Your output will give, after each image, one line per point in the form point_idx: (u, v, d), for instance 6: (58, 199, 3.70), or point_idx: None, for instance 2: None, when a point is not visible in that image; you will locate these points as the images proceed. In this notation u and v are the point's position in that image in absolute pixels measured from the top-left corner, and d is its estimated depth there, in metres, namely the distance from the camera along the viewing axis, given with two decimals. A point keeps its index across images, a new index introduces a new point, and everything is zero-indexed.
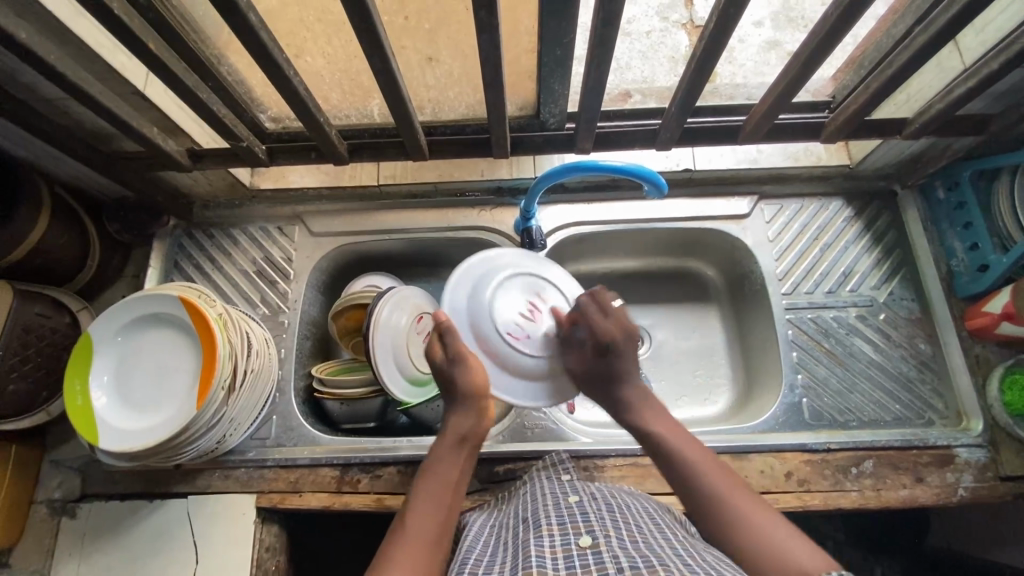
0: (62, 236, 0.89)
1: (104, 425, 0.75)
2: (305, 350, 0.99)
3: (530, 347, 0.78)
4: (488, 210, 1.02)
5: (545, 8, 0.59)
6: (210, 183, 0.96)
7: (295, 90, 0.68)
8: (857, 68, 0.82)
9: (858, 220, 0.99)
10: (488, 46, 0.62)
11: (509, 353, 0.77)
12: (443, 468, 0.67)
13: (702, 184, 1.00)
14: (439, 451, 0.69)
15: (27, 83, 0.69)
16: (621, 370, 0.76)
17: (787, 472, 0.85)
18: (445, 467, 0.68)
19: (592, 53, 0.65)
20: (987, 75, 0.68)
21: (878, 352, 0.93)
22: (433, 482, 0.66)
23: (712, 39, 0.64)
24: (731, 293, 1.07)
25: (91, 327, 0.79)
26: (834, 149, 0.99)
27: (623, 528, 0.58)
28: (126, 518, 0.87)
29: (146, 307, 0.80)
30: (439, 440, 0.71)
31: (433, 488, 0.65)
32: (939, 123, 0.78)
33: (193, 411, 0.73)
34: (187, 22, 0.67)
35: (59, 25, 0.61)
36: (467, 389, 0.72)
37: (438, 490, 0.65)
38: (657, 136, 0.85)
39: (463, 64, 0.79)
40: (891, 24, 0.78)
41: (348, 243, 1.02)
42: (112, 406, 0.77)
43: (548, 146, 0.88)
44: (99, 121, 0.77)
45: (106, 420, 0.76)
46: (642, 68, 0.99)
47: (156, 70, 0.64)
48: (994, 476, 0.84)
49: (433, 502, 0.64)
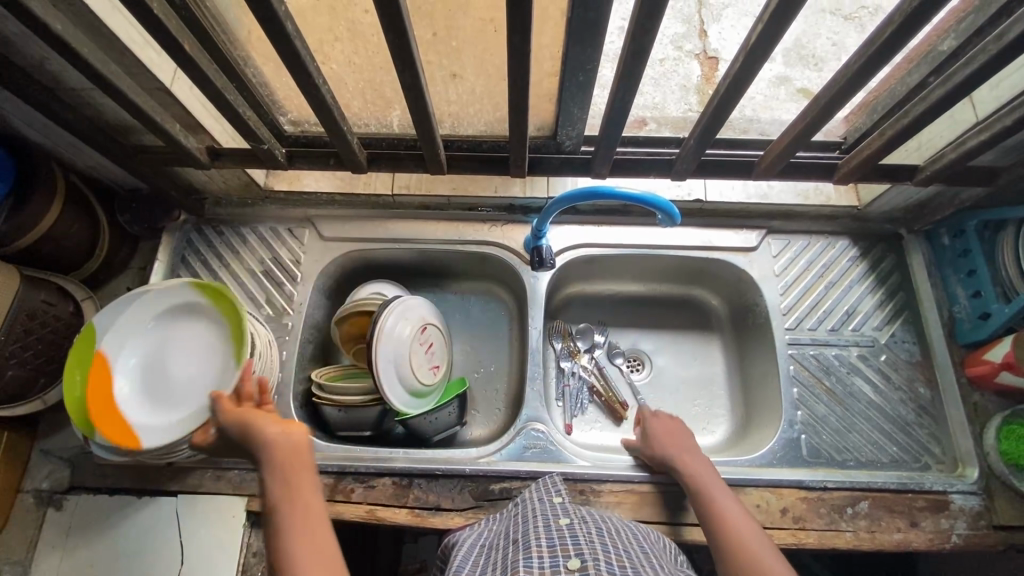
0: (73, 223, 0.88)
1: (119, 413, 0.75)
2: (306, 354, 0.99)
3: (426, 352, 0.96)
4: (498, 226, 1.03)
5: (571, 36, 0.60)
6: (225, 181, 0.97)
7: (323, 98, 0.69)
8: (869, 112, 0.84)
9: (863, 260, 1.01)
10: (516, 68, 0.63)
11: (423, 355, 0.95)
12: (302, 490, 0.62)
13: (712, 215, 1.01)
14: (285, 481, 0.62)
15: (56, 72, 0.70)
16: (677, 439, 0.85)
17: (782, 507, 0.85)
18: (288, 477, 0.63)
19: (616, 83, 0.66)
20: (1000, 129, 0.69)
21: (877, 393, 0.93)
22: (288, 501, 0.61)
23: (734, 80, 0.65)
24: (734, 324, 1.08)
25: (116, 304, 0.79)
26: (844, 190, 1.01)
27: (612, 553, 0.58)
28: (114, 515, 0.86)
29: (184, 305, 0.82)
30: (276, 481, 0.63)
31: (306, 521, 0.59)
32: (951, 172, 0.79)
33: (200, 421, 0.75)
34: (219, 24, 0.68)
35: (95, 19, 0.62)
36: (273, 435, 0.65)
37: (303, 521, 0.59)
38: (673, 166, 0.86)
39: (486, 83, 0.81)
40: (905, 72, 0.80)
41: (358, 250, 1.02)
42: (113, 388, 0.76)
43: (564, 168, 0.89)
44: (122, 113, 0.78)
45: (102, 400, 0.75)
46: (653, 95, 1.02)
47: (186, 69, 0.64)
48: (987, 525, 0.84)
49: (306, 516, 0.59)
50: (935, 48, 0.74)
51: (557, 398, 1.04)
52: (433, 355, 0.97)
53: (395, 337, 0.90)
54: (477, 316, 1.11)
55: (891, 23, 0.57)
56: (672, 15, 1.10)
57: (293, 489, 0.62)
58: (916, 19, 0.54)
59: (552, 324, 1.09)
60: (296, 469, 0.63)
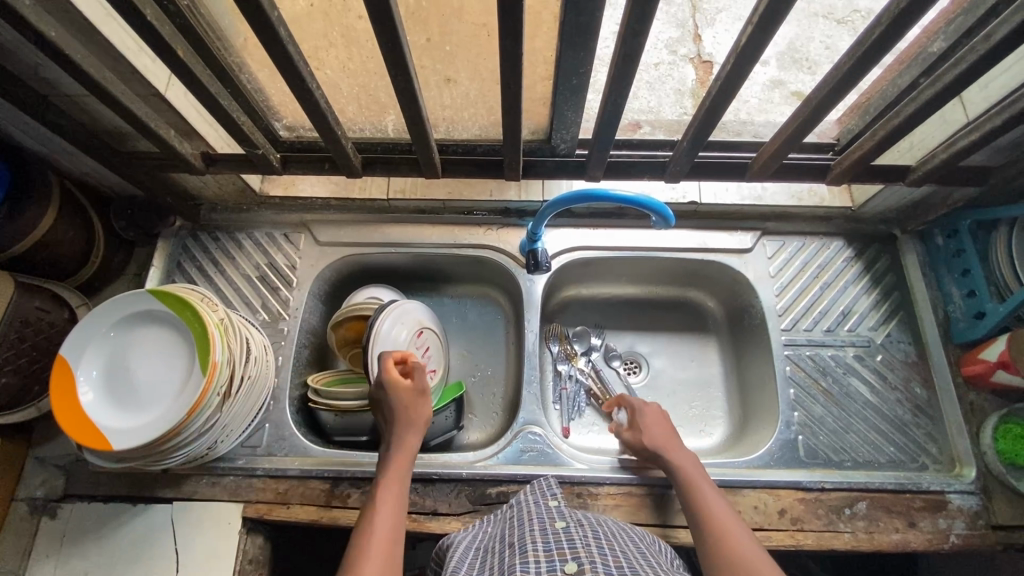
0: (68, 230, 0.88)
1: (84, 414, 0.74)
2: (302, 359, 0.98)
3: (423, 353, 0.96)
4: (494, 230, 1.03)
5: (563, 39, 0.60)
6: (220, 186, 0.97)
7: (317, 103, 0.69)
8: (862, 114, 0.85)
9: (858, 260, 1.01)
10: (508, 71, 0.63)
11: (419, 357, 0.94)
12: (395, 478, 0.74)
13: (706, 217, 1.02)
14: (396, 466, 0.75)
15: (50, 79, 0.70)
16: (663, 434, 0.83)
17: (780, 509, 0.84)
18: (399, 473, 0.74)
19: (608, 86, 0.67)
20: (990, 129, 0.70)
21: (874, 393, 0.94)
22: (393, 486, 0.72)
23: (726, 82, 0.66)
24: (730, 325, 1.08)
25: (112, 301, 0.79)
26: (837, 192, 1.01)
27: (608, 554, 0.58)
28: (108, 523, 0.85)
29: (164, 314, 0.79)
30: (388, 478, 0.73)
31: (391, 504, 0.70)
32: (942, 172, 0.79)
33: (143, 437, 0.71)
34: (212, 29, 0.68)
35: (88, 26, 0.62)
36: (421, 423, 0.80)
37: (389, 505, 0.70)
38: (667, 168, 0.86)
39: (480, 87, 0.81)
40: (896, 74, 0.81)
41: (354, 254, 1.02)
42: (99, 378, 0.77)
43: (559, 171, 0.89)
44: (116, 120, 0.78)
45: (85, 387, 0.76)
46: (649, 99, 1.03)
47: (180, 75, 0.65)
48: (986, 525, 0.84)
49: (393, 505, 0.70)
50: (926, 49, 0.75)
51: (554, 401, 1.04)
52: (428, 359, 0.97)
53: (391, 338, 0.90)
54: (473, 319, 1.11)
55: (879, 25, 0.57)
56: (666, 20, 1.11)
57: (398, 474, 0.74)
58: (904, 20, 0.55)
59: (549, 327, 1.09)
60: (401, 469, 0.75)
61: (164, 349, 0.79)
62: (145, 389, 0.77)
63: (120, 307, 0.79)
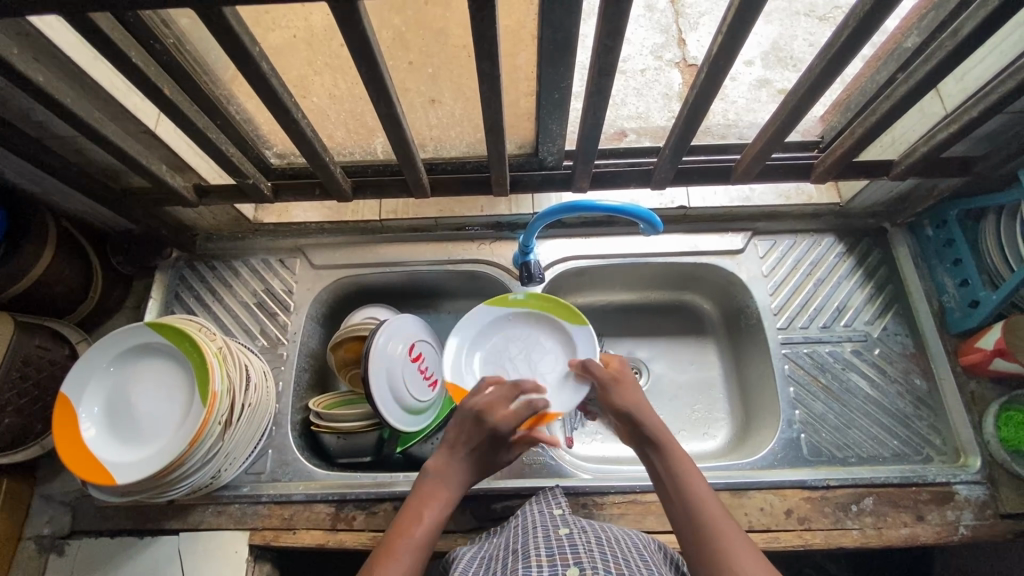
0: (66, 267, 0.90)
1: (87, 449, 0.75)
2: (302, 382, 0.99)
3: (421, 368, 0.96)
4: (487, 243, 1.04)
5: (543, 56, 0.61)
6: (214, 217, 0.99)
7: (303, 131, 0.70)
8: (843, 110, 0.86)
9: (850, 255, 1.01)
10: (489, 92, 0.64)
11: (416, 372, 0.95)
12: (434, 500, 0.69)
13: (696, 220, 1.03)
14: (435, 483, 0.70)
15: (43, 122, 0.72)
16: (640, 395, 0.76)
17: (787, 509, 0.84)
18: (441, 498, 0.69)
19: (588, 99, 0.68)
20: (967, 121, 0.71)
21: (874, 388, 0.94)
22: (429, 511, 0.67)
23: (703, 88, 0.67)
24: (727, 327, 1.08)
25: (114, 333, 0.80)
26: (825, 188, 1.02)
27: (611, 560, 0.58)
28: (114, 557, 0.85)
29: (165, 348, 0.80)
30: (429, 479, 0.71)
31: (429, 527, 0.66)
32: (924, 165, 0.80)
33: (144, 475, 0.71)
34: (200, 64, 0.70)
35: (76, 69, 0.64)
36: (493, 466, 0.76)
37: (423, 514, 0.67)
38: (652, 176, 0.87)
39: (465, 106, 0.82)
40: (873, 71, 0.83)
41: (348, 276, 1.03)
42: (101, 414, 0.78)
43: (545, 184, 0.90)
44: (109, 158, 0.80)
45: (89, 422, 0.77)
46: (637, 105, 1.04)
47: (167, 112, 0.66)
48: (994, 514, 0.83)
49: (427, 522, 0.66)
50: (900, 45, 0.76)
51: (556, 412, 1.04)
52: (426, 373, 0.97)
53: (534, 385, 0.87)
54: None
55: (846, 27, 0.59)
56: (650, 26, 1.13)
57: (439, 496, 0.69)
58: (871, 20, 0.56)
59: None
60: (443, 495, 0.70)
61: (165, 382, 0.80)
62: (145, 423, 0.77)
63: (124, 342, 0.80)
